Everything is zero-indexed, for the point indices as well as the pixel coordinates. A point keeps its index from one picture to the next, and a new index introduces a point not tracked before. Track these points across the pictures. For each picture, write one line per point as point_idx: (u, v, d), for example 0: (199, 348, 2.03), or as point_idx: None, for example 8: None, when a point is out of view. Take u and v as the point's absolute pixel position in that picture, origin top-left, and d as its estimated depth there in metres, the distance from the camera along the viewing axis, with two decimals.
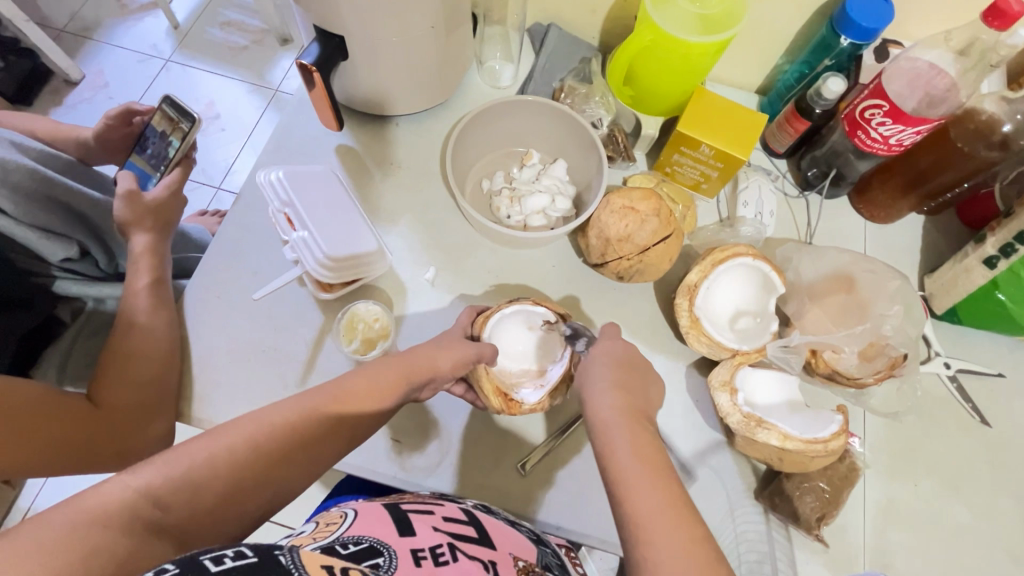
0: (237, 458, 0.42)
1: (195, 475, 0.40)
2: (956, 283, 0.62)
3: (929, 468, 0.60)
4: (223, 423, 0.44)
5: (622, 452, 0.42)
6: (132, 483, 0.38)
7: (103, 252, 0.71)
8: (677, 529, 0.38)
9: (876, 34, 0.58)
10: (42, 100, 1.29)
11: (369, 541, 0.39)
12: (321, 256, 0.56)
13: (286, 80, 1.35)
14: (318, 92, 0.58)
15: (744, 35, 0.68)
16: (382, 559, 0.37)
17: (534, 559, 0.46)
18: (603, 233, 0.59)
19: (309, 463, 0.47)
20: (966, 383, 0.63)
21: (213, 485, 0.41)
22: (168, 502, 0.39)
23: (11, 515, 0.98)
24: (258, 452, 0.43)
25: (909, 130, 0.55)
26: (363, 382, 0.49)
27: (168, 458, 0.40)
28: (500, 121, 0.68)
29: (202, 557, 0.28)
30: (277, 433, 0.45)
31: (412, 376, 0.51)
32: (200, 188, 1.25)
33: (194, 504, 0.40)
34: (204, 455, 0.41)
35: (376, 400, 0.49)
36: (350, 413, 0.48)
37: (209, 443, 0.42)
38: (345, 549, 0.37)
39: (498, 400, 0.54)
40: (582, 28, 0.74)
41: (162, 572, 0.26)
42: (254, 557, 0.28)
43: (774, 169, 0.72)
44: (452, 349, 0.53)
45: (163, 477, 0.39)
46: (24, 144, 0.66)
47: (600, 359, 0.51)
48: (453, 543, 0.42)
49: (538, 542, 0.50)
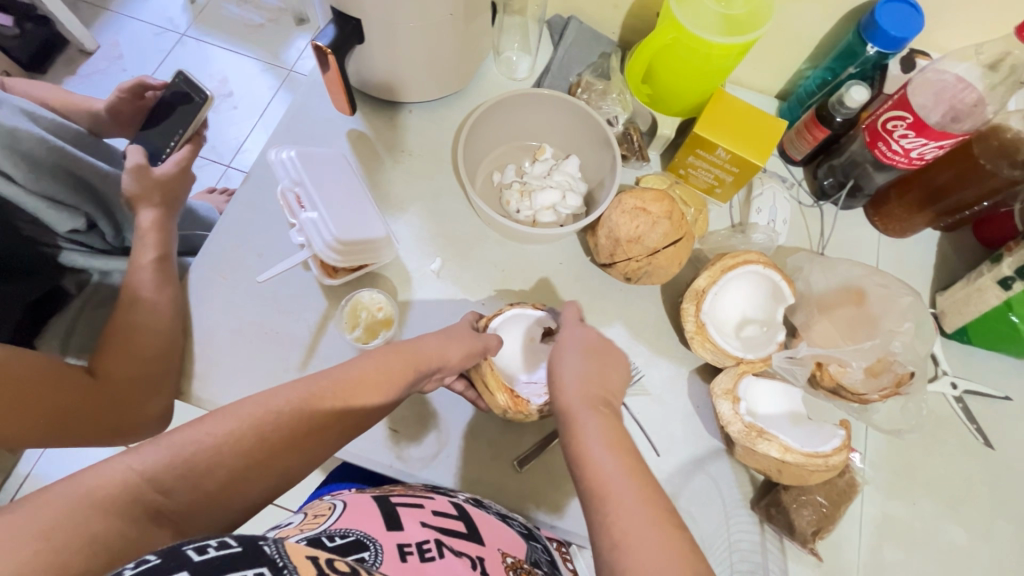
0: (241, 442, 0.42)
1: (199, 459, 0.40)
2: (968, 302, 0.61)
3: (928, 487, 0.59)
4: (226, 406, 0.44)
5: (597, 449, 0.42)
6: (131, 463, 0.38)
7: (111, 225, 0.71)
8: (682, 533, 0.37)
9: (904, 44, 0.56)
10: (56, 69, 1.29)
11: (356, 534, 0.39)
12: (330, 238, 0.55)
13: (300, 60, 1.34)
14: (332, 75, 0.57)
15: (768, 39, 0.67)
16: (367, 554, 0.37)
17: (523, 554, 0.46)
18: (613, 232, 0.58)
19: (311, 448, 0.46)
20: (972, 404, 0.62)
21: (217, 472, 0.41)
22: (169, 487, 0.39)
23: (11, 480, 0.99)
24: (263, 437, 0.43)
25: (932, 144, 0.54)
26: (371, 365, 0.49)
27: (173, 441, 0.40)
28: (514, 113, 0.67)
29: (184, 547, 0.27)
30: (284, 419, 0.44)
31: (419, 364, 0.51)
32: (210, 165, 1.25)
33: (196, 487, 0.40)
34: (208, 440, 0.41)
35: (377, 392, 0.49)
36: (352, 403, 0.48)
37: (216, 425, 0.42)
38: (332, 541, 0.37)
39: (504, 396, 0.53)
40: (603, 22, 0.73)
41: (143, 563, 0.26)
42: (237, 547, 0.28)
43: (789, 177, 0.70)
44: (460, 341, 0.53)
45: (165, 461, 0.39)
46: (35, 113, 0.65)
47: (572, 347, 0.51)
48: (440, 539, 0.42)
49: (528, 537, 0.50)
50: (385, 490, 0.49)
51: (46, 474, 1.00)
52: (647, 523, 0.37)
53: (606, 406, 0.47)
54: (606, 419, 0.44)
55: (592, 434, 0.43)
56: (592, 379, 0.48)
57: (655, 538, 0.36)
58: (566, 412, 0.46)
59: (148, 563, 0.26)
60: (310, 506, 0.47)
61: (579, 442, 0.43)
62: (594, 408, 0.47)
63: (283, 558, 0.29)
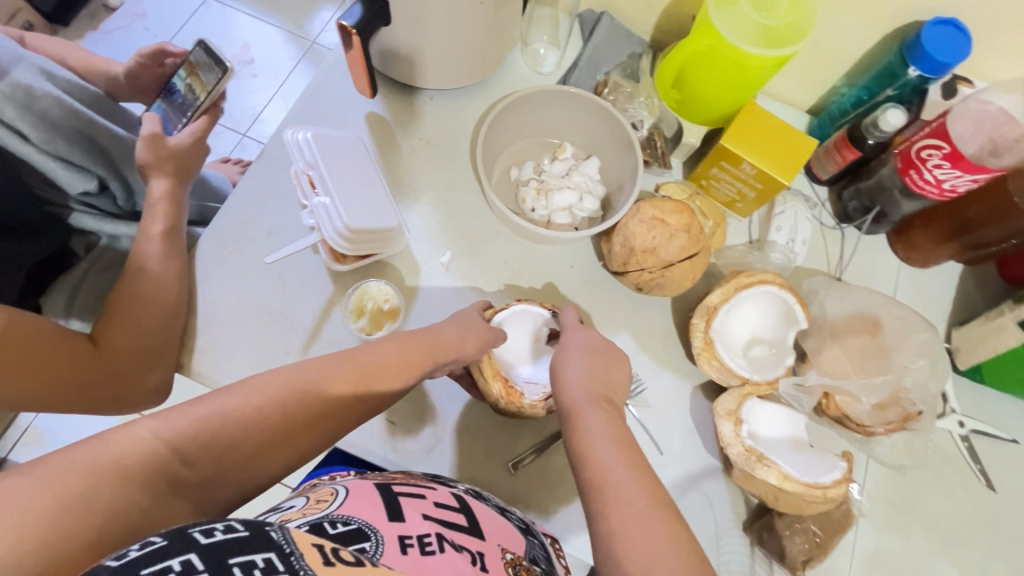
0: (265, 419, 0.43)
1: (225, 433, 0.41)
2: (986, 341, 0.60)
3: (925, 525, 0.59)
4: (237, 382, 0.43)
5: (600, 455, 0.42)
6: (155, 429, 0.38)
7: (122, 188, 0.71)
8: (692, 544, 0.37)
9: (947, 70, 0.55)
10: (78, 23, 1.27)
11: (358, 522, 0.38)
12: (340, 225, 0.55)
13: (324, 32, 1.32)
14: (354, 55, 0.55)
15: (805, 54, 0.64)
16: (368, 545, 0.36)
17: (522, 551, 0.46)
18: (628, 241, 0.57)
19: (323, 431, 0.46)
20: (978, 444, 0.61)
21: (240, 447, 0.41)
22: (194, 458, 0.39)
23: (11, 431, 1.00)
24: (275, 425, 0.43)
25: (966, 176, 0.53)
26: (394, 349, 0.49)
27: (197, 413, 0.40)
28: (538, 108, 0.65)
29: (191, 529, 0.27)
30: (306, 399, 0.44)
31: (435, 353, 0.50)
32: (226, 133, 1.24)
33: (219, 459, 0.40)
34: (232, 415, 0.41)
35: (393, 377, 0.49)
36: (379, 387, 0.48)
37: (241, 401, 0.42)
38: (334, 528, 0.36)
39: (498, 385, 0.53)
40: (636, 20, 0.71)
41: (149, 544, 0.26)
42: (244, 531, 0.28)
43: (813, 196, 0.68)
44: (475, 331, 0.53)
45: (190, 433, 0.39)
46: (53, 73, 0.64)
47: (578, 347, 0.51)
48: (441, 533, 0.41)
49: (526, 532, 0.50)
50: (386, 476, 0.48)
51: (46, 427, 1.01)
52: (666, 533, 0.37)
53: (607, 404, 0.47)
54: (612, 419, 0.44)
55: (594, 437, 0.43)
56: (596, 379, 0.49)
57: (657, 544, 0.37)
58: (572, 410, 0.46)
59: (154, 546, 0.26)
60: (311, 489, 0.47)
61: (579, 451, 0.43)
62: (600, 398, 0.47)
63: (290, 544, 0.28)
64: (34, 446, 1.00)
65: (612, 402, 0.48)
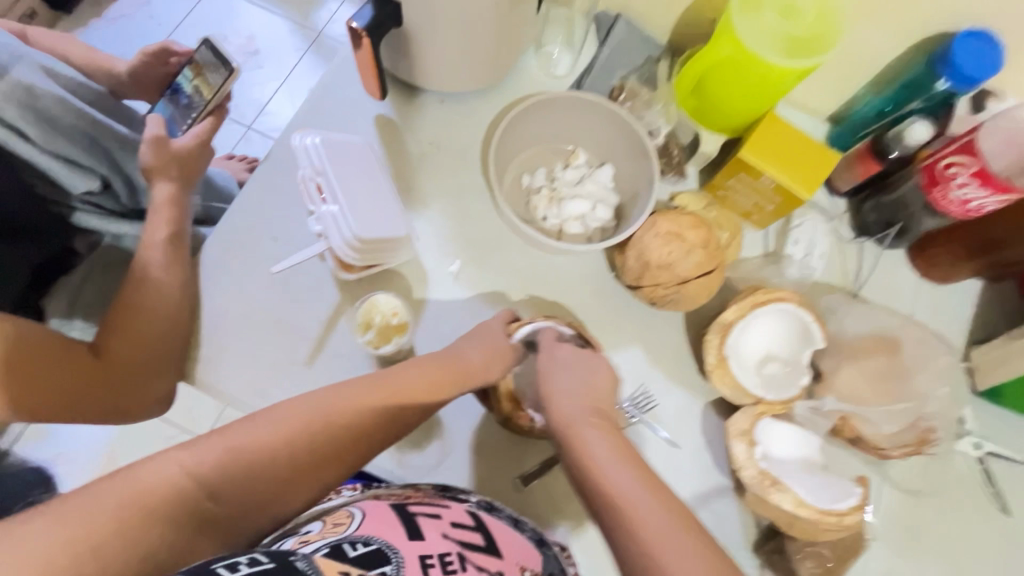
0: (292, 447, 0.44)
1: (249, 464, 0.43)
2: (1006, 362, 0.58)
3: (938, 549, 0.58)
4: (260, 411, 0.45)
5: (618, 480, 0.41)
6: (183, 462, 0.41)
7: (126, 185, 0.68)
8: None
9: (977, 84, 0.52)
10: (80, 10, 1.25)
11: (377, 543, 0.38)
12: (350, 235, 0.54)
13: (331, 23, 1.30)
14: (364, 56, 0.54)
15: (829, 63, 0.62)
16: (388, 568, 0.36)
17: (539, 567, 0.45)
18: (643, 255, 0.55)
19: (349, 457, 0.47)
20: (994, 467, 0.60)
21: (267, 474, 0.44)
22: (218, 492, 0.42)
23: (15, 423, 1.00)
24: (294, 454, 0.44)
25: (992, 196, 0.52)
26: (421, 375, 0.49)
27: (225, 445, 0.43)
28: (557, 120, 0.64)
29: None
30: (331, 427, 0.45)
31: (464, 378, 0.50)
32: (232, 126, 1.22)
33: (243, 487, 0.43)
34: (259, 446, 0.43)
35: (432, 393, 0.49)
36: (407, 404, 0.48)
37: (268, 430, 0.44)
38: (353, 551, 0.36)
39: (508, 405, 0.53)
40: (654, 23, 0.68)
41: None
42: None
43: (830, 211, 0.66)
44: (504, 358, 0.52)
45: (208, 465, 0.42)
46: (56, 71, 0.63)
47: (583, 368, 0.50)
48: (462, 553, 0.40)
49: (541, 543, 0.48)
50: (398, 494, 0.47)
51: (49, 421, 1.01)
52: None
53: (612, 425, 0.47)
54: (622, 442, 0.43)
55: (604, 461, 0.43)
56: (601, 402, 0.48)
57: None
58: (572, 433, 0.46)
59: None
60: (321, 510, 0.45)
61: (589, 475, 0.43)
62: (590, 412, 0.47)
63: None
64: (39, 440, 1.00)
65: (612, 424, 0.47)
